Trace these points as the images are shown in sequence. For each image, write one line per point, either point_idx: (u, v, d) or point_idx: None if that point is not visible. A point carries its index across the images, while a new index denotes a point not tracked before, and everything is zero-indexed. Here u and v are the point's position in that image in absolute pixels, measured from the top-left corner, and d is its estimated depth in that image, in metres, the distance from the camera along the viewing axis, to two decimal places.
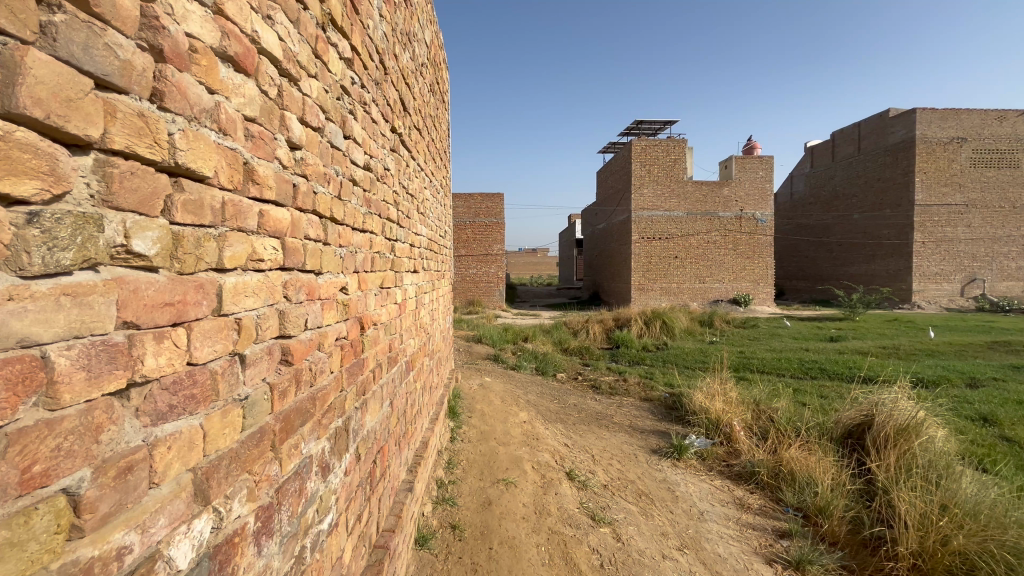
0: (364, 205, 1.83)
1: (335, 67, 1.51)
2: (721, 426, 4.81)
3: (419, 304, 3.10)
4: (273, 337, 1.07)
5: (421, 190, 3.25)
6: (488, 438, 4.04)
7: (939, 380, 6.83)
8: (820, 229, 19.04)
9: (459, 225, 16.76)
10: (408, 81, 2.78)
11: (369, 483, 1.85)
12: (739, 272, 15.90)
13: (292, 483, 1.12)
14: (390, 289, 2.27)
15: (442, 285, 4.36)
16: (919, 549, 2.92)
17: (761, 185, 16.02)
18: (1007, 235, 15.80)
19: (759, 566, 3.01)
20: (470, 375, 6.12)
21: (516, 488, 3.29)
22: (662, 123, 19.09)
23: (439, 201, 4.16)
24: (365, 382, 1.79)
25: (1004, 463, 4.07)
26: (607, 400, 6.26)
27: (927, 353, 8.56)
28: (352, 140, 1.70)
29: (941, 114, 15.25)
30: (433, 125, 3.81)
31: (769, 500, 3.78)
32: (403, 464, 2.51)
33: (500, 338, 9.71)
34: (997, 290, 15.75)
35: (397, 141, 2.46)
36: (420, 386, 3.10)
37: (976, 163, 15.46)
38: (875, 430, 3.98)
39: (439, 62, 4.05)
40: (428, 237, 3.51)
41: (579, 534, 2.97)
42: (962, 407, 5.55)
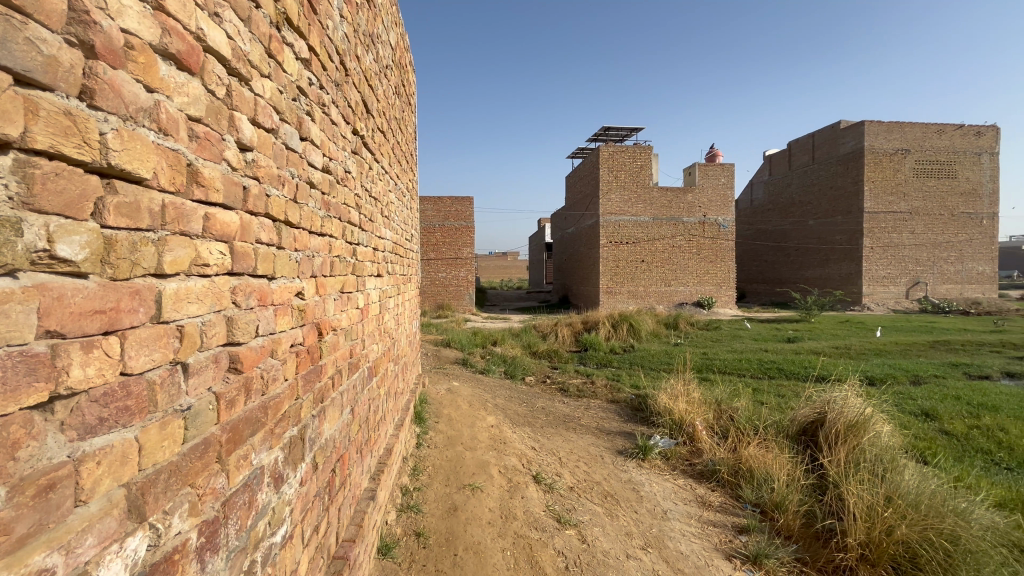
0: (322, 209, 1.79)
1: (290, 67, 1.47)
2: (684, 426, 4.94)
3: (383, 308, 3.05)
4: (220, 344, 1.03)
5: (386, 194, 3.22)
6: (455, 443, 4.01)
7: (886, 377, 7.22)
8: (778, 235, 19.84)
9: (428, 229, 16.62)
10: (371, 83, 2.74)
11: (327, 493, 1.80)
12: (703, 275, 16.39)
13: (240, 495, 1.08)
14: (352, 293, 2.23)
15: (408, 288, 4.30)
16: (866, 540, 3.07)
17: (723, 192, 16.58)
18: (946, 241, 16.85)
19: (719, 562, 3.10)
20: (437, 380, 6.06)
21: (482, 492, 3.28)
22: (629, 130, 19.52)
23: (405, 204, 4.12)
24: (324, 388, 1.75)
25: (943, 455, 4.34)
26: (575, 403, 6.31)
27: (876, 352, 9.04)
28: (309, 142, 1.66)
29: (887, 127, 16.18)
30: (398, 127, 3.77)
31: (729, 497, 3.90)
32: (365, 472, 2.46)
33: (468, 342, 9.65)
34: (938, 292, 16.76)
35: (359, 143, 2.43)
36: (384, 392, 3.05)
37: (918, 173, 16.47)
38: (827, 427, 4.17)
39: (405, 65, 4.02)
40: (392, 241, 3.47)
41: (545, 538, 2.98)
42: (906, 403, 5.87)
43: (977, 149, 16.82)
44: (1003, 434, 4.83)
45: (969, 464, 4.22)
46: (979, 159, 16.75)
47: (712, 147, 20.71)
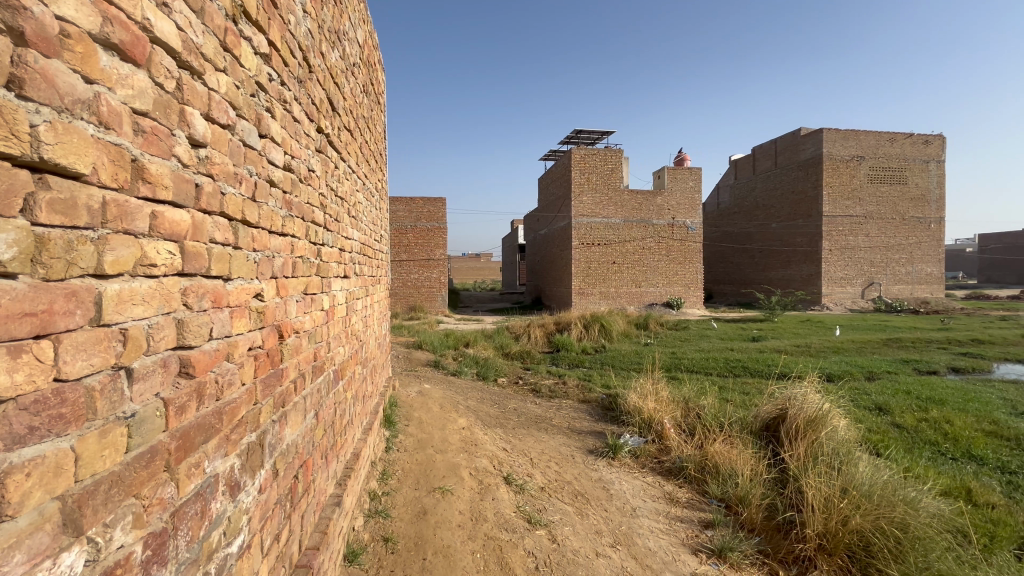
0: (284, 208, 1.75)
1: (248, 62, 1.43)
2: (653, 424, 5.03)
3: (350, 311, 2.99)
4: (169, 348, 0.98)
5: (353, 193, 3.17)
6: (425, 446, 3.97)
7: (843, 373, 7.55)
8: (743, 237, 20.48)
9: (400, 229, 16.43)
10: (337, 81, 2.69)
11: (289, 501, 1.75)
12: (672, 276, 16.76)
13: (191, 505, 1.04)
14: (316, 295, 2.18)
15: (377, 290, 4.24)
16: (824, 530, 3.19)
17: (691, 195, 17.00)
18: (899, 244, 17.77)
19: (686, 557, 3.16)
20: (408, 383, 5.97)
21: (453, 495, 3.25)
22: (600, 133, 19.82)
23: (374, 205, 4.06)
24: (285, 393, 1.70)
25: (895, 447, 4.57)
26: (547, 403, 6.35)
27: (834, 350, 9.44)
28: (269, 139, 1.61)
29: (844, 134, 16.93)
30: (367, 126, 3.72)
31: (696, 493, 3.99)
32: (330, 477, 2.41)
33: (441, 344, 9.57)
34: (891, 292, 17.66)
35: (324, 142, 2.38)
36: (351, 396, 2.99)
37: (872, 179, 17.31)
38: (788, 423, 4.32)
39: (374, 63, 3.97)
40: (360, 242, 3.41)
41: (515, 538, 2.98)
42: (861, 398, 6.15)
43: (925, 158, 17.86)
44: (949, 425, 5.11)
45: (918, 455, 4.46)
46: (927, 167, 17.81)
47: (680, 152, 21.21)
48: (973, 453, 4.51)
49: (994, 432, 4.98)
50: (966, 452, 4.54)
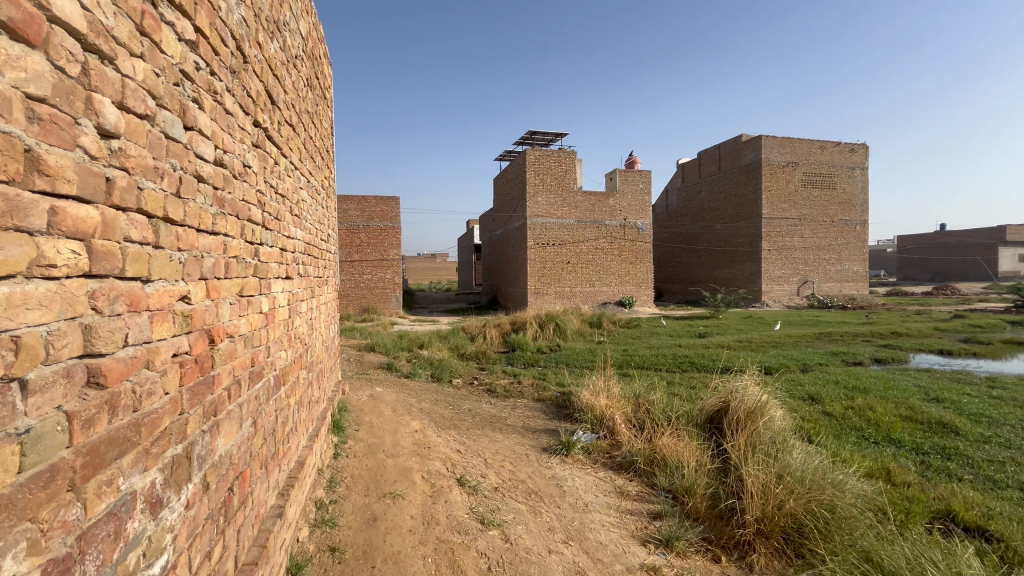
0: (215, 205, 1.65)
1: (171, 49, 1.34)
2: (604, 420, 5.15)
3: (292, 314, 2.86)
4: (74, 356, 0.91)
5: (296, 191, 3.04)
6: (376, 451, 3.86)
7: (780, 366, 8.02)
8: (690, 238, 21.34)
9: (351, 229, 15.96)
10: (277, 73, 2.56)
11: (222, 515, 1.66)
12: (624, 276, 17.23)
13: (103, 526, 0.96)
14: (252, 298, 2.06)
15: (324, 291, 4.08)
16: (761, 515, 3.36)
17: (641, 197, 17.54)
18: (829, 245, 19.09)
19: (635, 549, 3.24)
20: (359, 386, 5.81)
21: (403, 500, 3.18)
22: (554, 135, 20.10)
23: (320, 203, 3.91)
24: (217, 402, 1.61)
25: (825, 434, 4.89)
26: (502, 403, 6.36)
27: (772, 344, 10.01)
28: (196, 132, 1.52)
29: (780, 141, 17.99)
30: (311, 121, 3.57)
31: (646, 485, 4.12)
32: (271, 487, 2.31)
33: (394, 346, 9.38)
34: (822, 290, 18.93)
35: (261, 136, 2.26)
36: (295, 402, 2.86)
37: (805, 184, 18.49)
38: (730, 414, 4.53)
39: (319, 57, 3.82)
40: (304, 241, 3.26)
41: (467, 540, 2.96)
42: (795, 389, 6.56)
43: (851, 164, 19.28)
44: (872, 412, 5.54)
45: (845, 441, 4.80)
46: (852, 173, 19.23)
47: (631, 155, 21.84)
48: (892, 437, 4.91)
49: (909, 416, 5.45)
50: (886, 436, 4.94)
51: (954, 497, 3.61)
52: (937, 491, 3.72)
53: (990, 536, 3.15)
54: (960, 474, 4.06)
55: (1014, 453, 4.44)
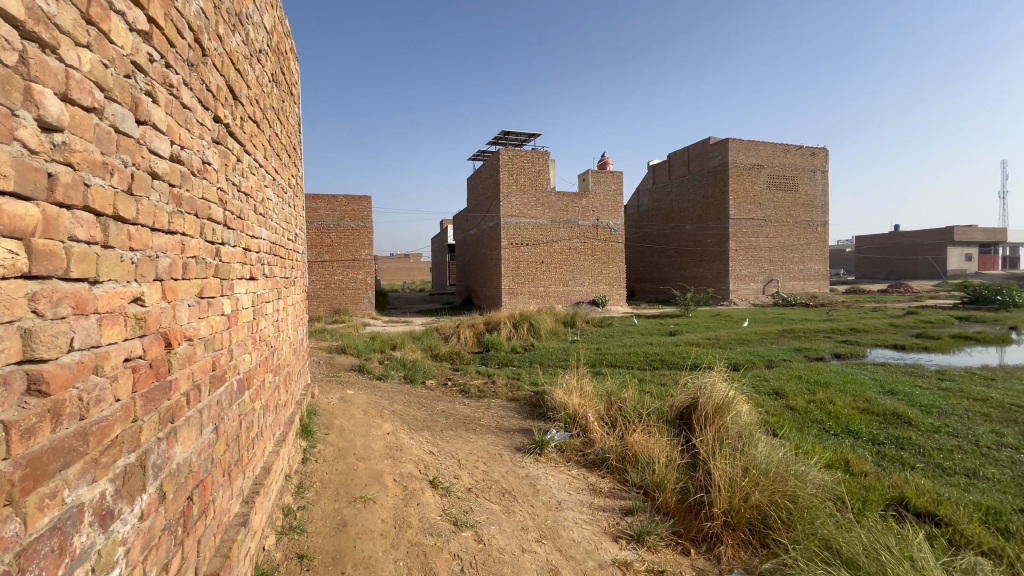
0: (171, 203, 1.59)
1: (122, 39, 1.29)
2: (578, 418, 5.20)
3: (257, 316, 2.77)
4: (12, 362, 0.87)
5: (260, 189, 2.95)
6: (346, 454, 3.78)
7: (746, 362, 8.27)
8: (661, 238, 21.77)
9: (321, 228, 15.62)
10: (240, 67, 2.49)
11: (181, 525, 1.59)
12: (597, 275, 17.44)
13: (45, 542, 0.92)
14: (213, 299, 1.99)
15: (292, 292, 3.97)
16: (728, 507, 3.45)
17: (613, 198, 17.78)
18: (792, 244, 19.80)
19: (607, 544, 3.28)
20: (329, 389, 5.68)
21: (375, 504, 3.13)
22: (527, 135, 20.21)
23: (286, 202, 3.81)
24: (174, 408, 1.54)
25: (788, 427, 5.06)
26: (476, 403, 6.35)
27: (739, 341, 10.32)
28: (151, 127, 1.46)
29: (746, 144, 18.55)
30: (276, 118, 3.47)
31: (618, 482, 4.18)
32: (235, 495, 2.23)
33: (366, 347, 9.22)
34: (786, 288, 19.61)
35: (222, 132, 2.18)
36: (260, 407, 2.77)
37: (769, 186, 19.12)
38: (699, 410, 4.64)
39: (284, 52, 3.73)
40: (269, 241, 3.17)
41: (440, 542, 2.93)
42: (761, 384, 6.77)
43: (812, 167, 20.05)
44: (832, 405, 5.77)
45: (807, 433, 4.98)
46: (814, 175, 19.99)
47: (603, 156, 22.12)
48: (851, 428, 5.12)
49: (866, 408, 5.69)
50: (845, 428, 5.15)
51: (907, 485, 3.79)
52: (892, 479, 3.90)
53: (940, 520, 3.33)
54: (912, 462, 4.28)
55: (961, 442, 4.70)
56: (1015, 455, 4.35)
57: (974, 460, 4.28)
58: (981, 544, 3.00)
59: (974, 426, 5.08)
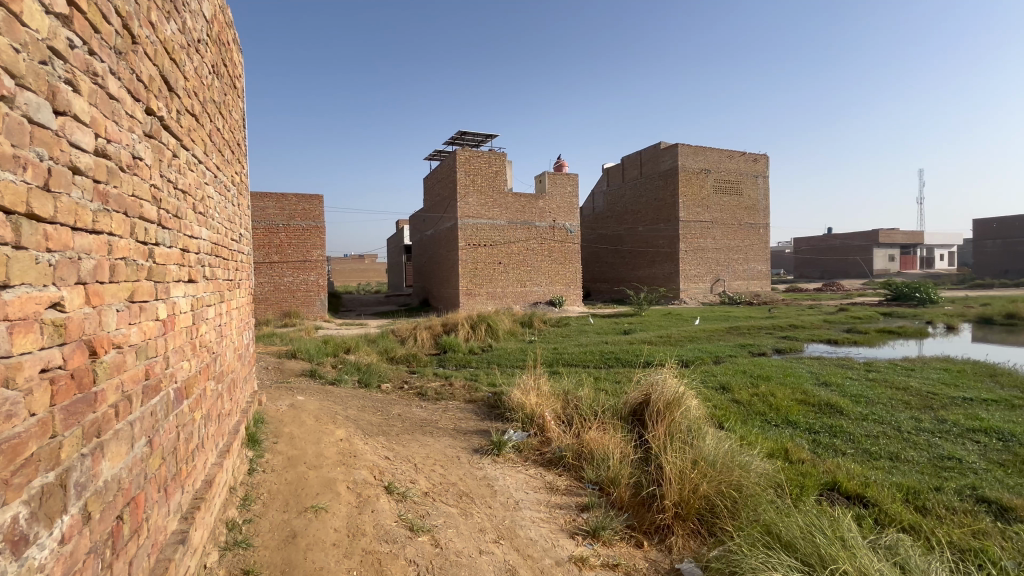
0: (97, 201, 1.48)
1: (38, 22, 1.19)
2: (535, 418, 5.24)
3: (197, 320, 2.61)
4: None
5: (200, 186, 2.78)
6: (296, 463, 3.63)
7: (695, 359, 8.63)
8: (615, 239, 22.31)
9: (270, 228, 14.97)
10: (176, 57, 2.35)
11: (110, 546, 1.49)
12: (553, 276, 17.67)
13: None
14: (147, 303, 1.86)
15: (235, 295, 3.78)
16: (678, 499, 3.58)
17: (569, 199, 18.08)
18: (737, 246, 20.81)
19: (564, 541, 3.33)
20: (278, 396, 5.44)
21: (327, 513, 3.03)
22: (484, 135, 20.21)
23: (229, 201, 3.61)
24: (100, 422, 1.43)
25: (733, 420, 5.32)
26: (433, 405, 6.27)
27: (689, 338, 10.76)
28: (73, 118, 1.35)
29: (694, 149, 19.33)
30: (217, 111, 3.29)
31: (574, 479, 4.25)
32: (172, 511, 2.10)
33: (318, 351, 8.90)
34: (732, 287, 20.57)
35: (156, 125, 2.05)
36: (201, 417, 2.61)
37: (716, 190, 20.02)
38: (651, 406, 4.78)
39: (226, 42, 3.54)
40: (210, 241, 3.00)
41: (395, 549, 2.87)
42: (709, 379, 7.09)
43: (754, 173, 21.15)
44: (773, 397, 6.12)
45: (750, 425, 5.25)
46: (756, 180, 21.11)
47: (559, 159, 22.43)
48: (790, 419, 5.44)
49: (803, 399, 6.07)
50: (785, 419, 5.46)
51: (839, 470, 4.07)
52: (825, 465, 4.18)
53: (867, 501, 3.60)
54: (843, 449, 4.60)
55: (885, 428, 5.10)
56: (931, 439, 4.76)
57: (896, 444, 4.65)
58: (902, 521, 3.27)
59: (896, 413, 5.53)
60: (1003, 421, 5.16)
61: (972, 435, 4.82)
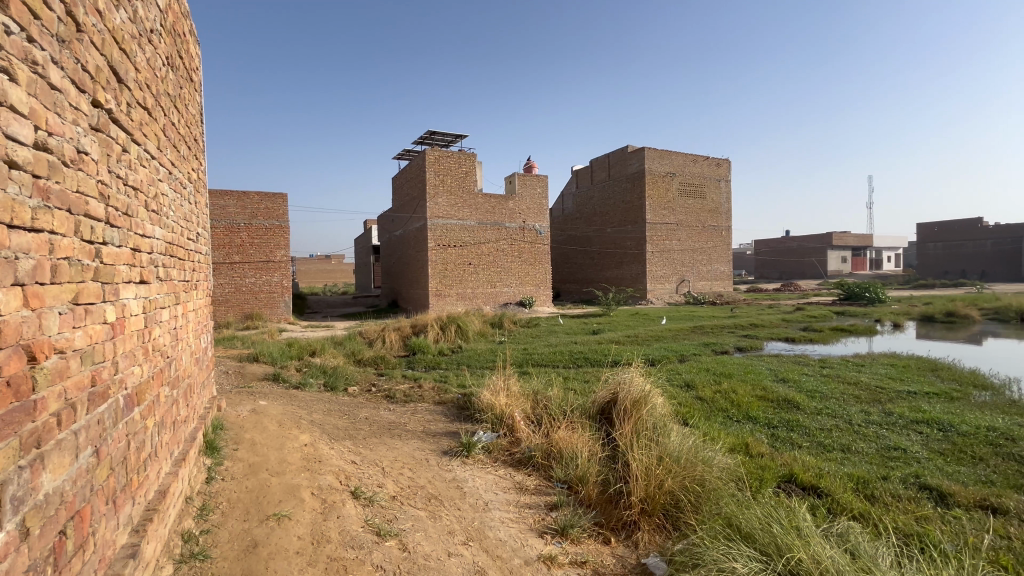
0: (36, 197, 1.40)
1: None
2: (504, 418, 5.25)
3: (150, 323, 2.49)
4: None
5: (153, 183, 2.67)
6: (258, 470, 3.51)
7: (661, 357, 8.85)
8: (584, 241, 22.60)
9: (231, 227, 14.44)
10: (126, 47, 2.24)
11: (51, 564, 1.40)
12: (523, 277, 17.75)
13: None
14: (92, 305, 1.77)
15: (192, 297, 3.63)
16: (644, 495, 3.65)
17: (539, 201, 18.21)
18: (701, 247, 21.43)
19: (532, 541, 3.35)
20: (238, 401, 5.24)
21: (290, 521, 2.95)
22: (454, 135, 20.12)
23: (185, 199, 3.47)
24: (40, 432, 1.35)
25: (697, 416, 5.47)
26: (402, 408, 6.18)
27: (655, 338, 11.01)
28: (8, 108, 1.27)
29: (660, 153, 19.80)
30: (172, 105, 3.15)
31: (543, 478, 4.28)
32: (122, 525, 2.00)
33: (281, 355, 8.65)
34: (696, 288, 21.16)
35: (104, 118, 1.95)
36: (154, 425, 2.49)
37: (681, 193, 20.57)
38: (619, 405, 4.87)
39: (181, 33, 3.40)
40: (164, 240, 2.87)
41: (361, 555, 2.82)
42: (675, 377, 7.27)
43: (717, 177, 21.84)
44: (735, 394, 6.33)
45: (713, 421, 5.41)
46: (718, 184, 21.79)
47: (529, 160, 22.54)
48: (750, 415, 5.64)
49: (763, 395, 6.30)
50: (745, 414, 5.66)
51: (795, 462, 4.25)
52: (783, 458, 4.35)
53: (820, 491, 3.77)
54: (799, 442, 4.80)
55: (838, 421, 5.36)
56: (879, 430, 5.04)
57: (848, 437, 4.89)
58: (852, 509, 3.44)
59: (848, 407, 5.81)
60: (943, 413, 5.51)
61: (915, 426, 5.13)
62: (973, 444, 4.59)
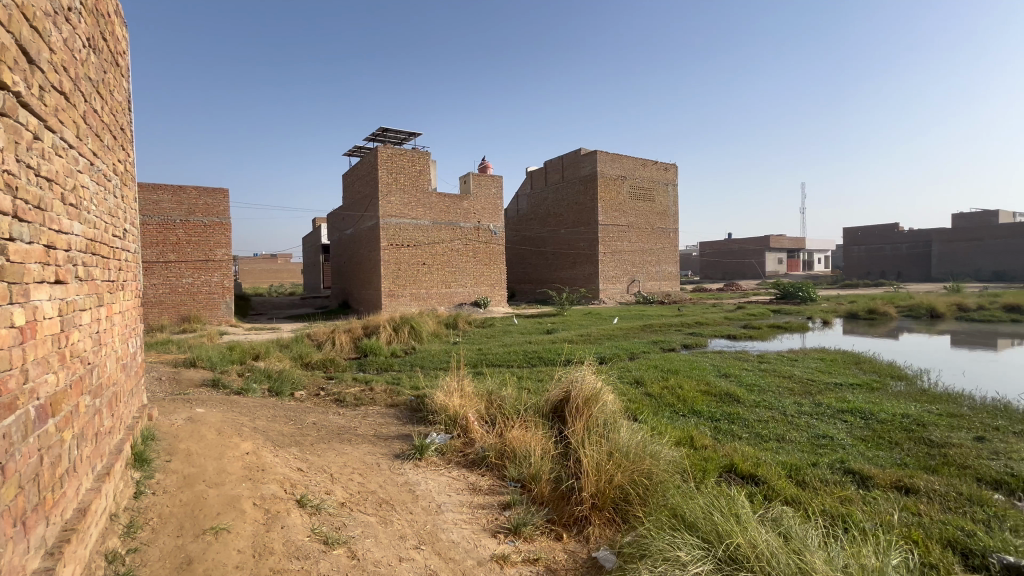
0: None
1: None
2: (458, 420, 5.21)
3: (67, 327, 2.29)
4: None
5: (71, 174, 2.45)
6: (193, 482, 3.29)
7: (612, 355, 9.10)
8: (538, 241, 22.83)
9: (165, 224, 13.52)
10: (39, 24, 2.06)
11: None
12: (478, 277, 17.70)
13: None
14: None
15: (118, 297, 3.36)
16: (594, 490, 3.74)
17: (493, 201, 18.24)
18: (650, 249, 22.18)
19: (485, 541, 3.35)
20: (172, 409, 4.90)
21: (229, 534, 2.80)
22: (407, 134, 19.79)
23: (110, 192, 3.22)
24: None
25: (646, 412, 5.66)
26: (352, 412, 6.00)
27: (607, 337, 11.30)
28: None
29: (612, 157, 20.33)
30: (94, 89, 2.91)
31: (497, 478, 4.28)
32: (35, 547, 1.83)
33: (221, 359, 8.17)
34: (646, 288, 21.89)
35: (9, 102, 1.77)
36: (73, 435, 2.29)
37: (631, 195, 21.20)
38: (571, 402, 4.95)
39: (104, 14, 3.16)
40: (84, 237, 2.64)
41: (307, 566, 2.72)
42: (625, 374, 7.49)
43: (665, 181, 22.67)
44: (681, 389, 6.59)
45: (660, 416, 5.61)
46: (666, 188, 22.61)
47: (484, 161, 22.51)
48: (694, 409, 5.89)
49: (707, 390, 6.60)
50: (690, 408, 5.92)
51: (736, 453, 4.48)
52: (724, 449, 4.58)
53: (757, 479, 3.99)
54: (739, 433, 5.06)
55: (774, 412, 5.70)
56: (810, 420, 5.41)
57: (783, 427, 5.21)
58: (786, 495, 3.67)
59: (783, 399, 6.19)
60: (865, 402, 5.98)
61: (841, 415, 5.54)
62: (890, 431, 5.01)
